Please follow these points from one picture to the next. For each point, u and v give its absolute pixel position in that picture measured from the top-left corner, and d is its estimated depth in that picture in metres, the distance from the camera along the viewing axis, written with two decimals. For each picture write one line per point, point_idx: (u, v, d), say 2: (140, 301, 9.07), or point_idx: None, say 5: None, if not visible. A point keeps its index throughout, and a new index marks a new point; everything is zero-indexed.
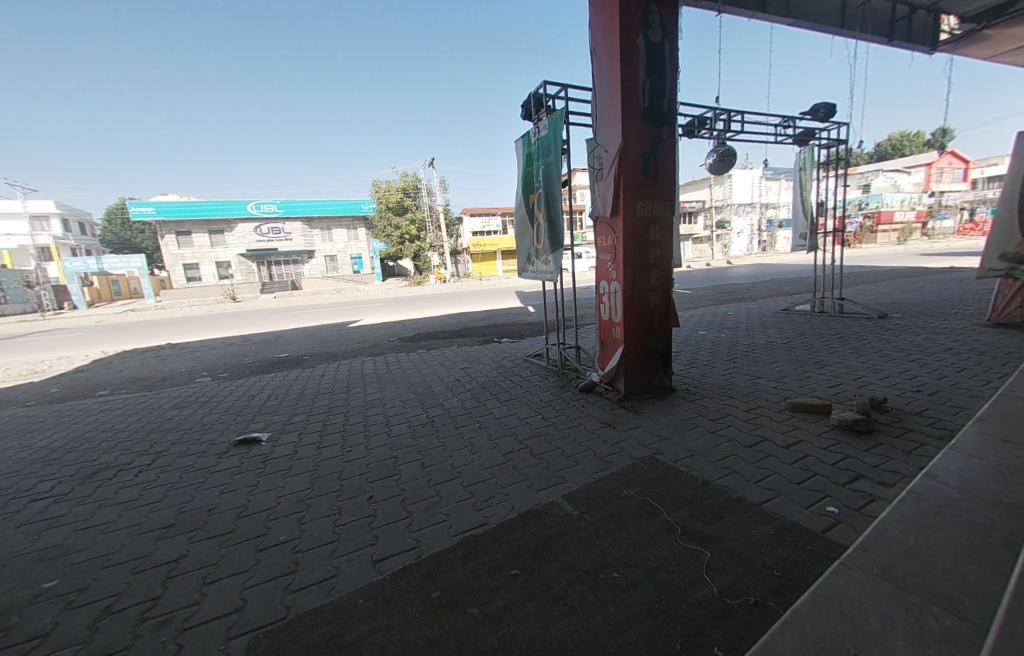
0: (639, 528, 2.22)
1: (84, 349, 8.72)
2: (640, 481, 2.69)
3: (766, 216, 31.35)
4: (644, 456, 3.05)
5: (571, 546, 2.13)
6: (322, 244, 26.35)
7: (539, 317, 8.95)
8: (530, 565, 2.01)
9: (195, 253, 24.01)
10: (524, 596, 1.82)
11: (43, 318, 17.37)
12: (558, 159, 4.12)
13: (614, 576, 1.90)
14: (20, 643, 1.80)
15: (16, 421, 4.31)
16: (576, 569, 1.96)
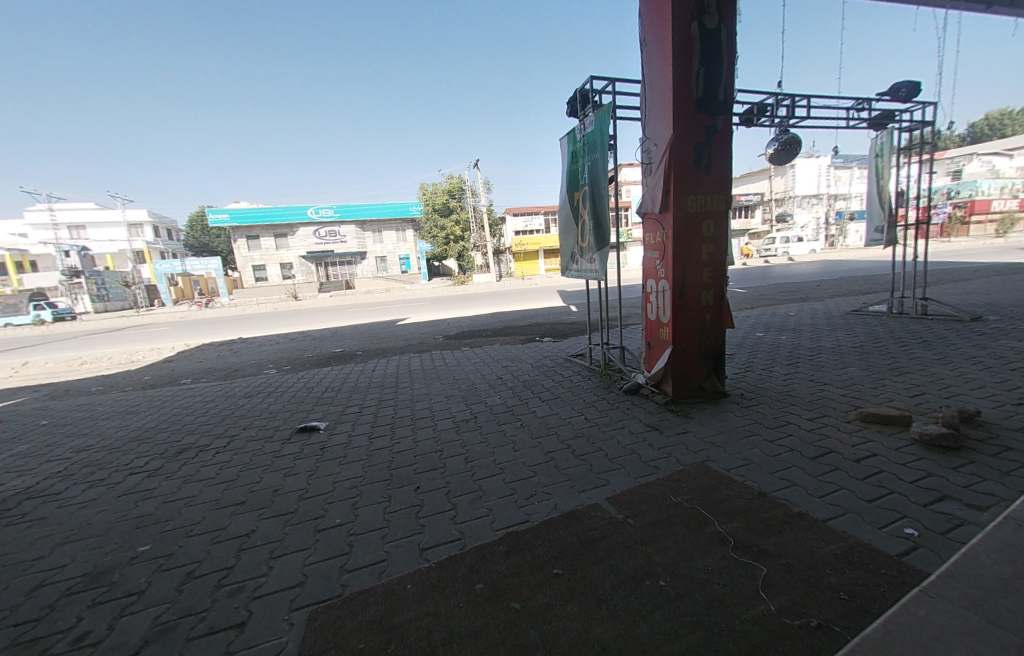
0: (687, 537, 2.15)
1: (171, 342, 9.84)
2: (689, 489, 2.58)
3: (835, 208, 28.83)
4: (694, 462, 2.93)
5: (616, 550, 2.09)
6: (375, 246, 27.65)
7: (583, 317, 8.81)
8: (573, 565, 2.01)
9: (263, 256, 26.13)
10: (566, 596, 1.82)
11: (136, 313, 19.68)
12: (604, 156, 4.04)
13: (660, 584, 1.85)
14: (121, 597, 2.08)
15: (117, 403, 4.95)
16: (620, 574, 1.93)
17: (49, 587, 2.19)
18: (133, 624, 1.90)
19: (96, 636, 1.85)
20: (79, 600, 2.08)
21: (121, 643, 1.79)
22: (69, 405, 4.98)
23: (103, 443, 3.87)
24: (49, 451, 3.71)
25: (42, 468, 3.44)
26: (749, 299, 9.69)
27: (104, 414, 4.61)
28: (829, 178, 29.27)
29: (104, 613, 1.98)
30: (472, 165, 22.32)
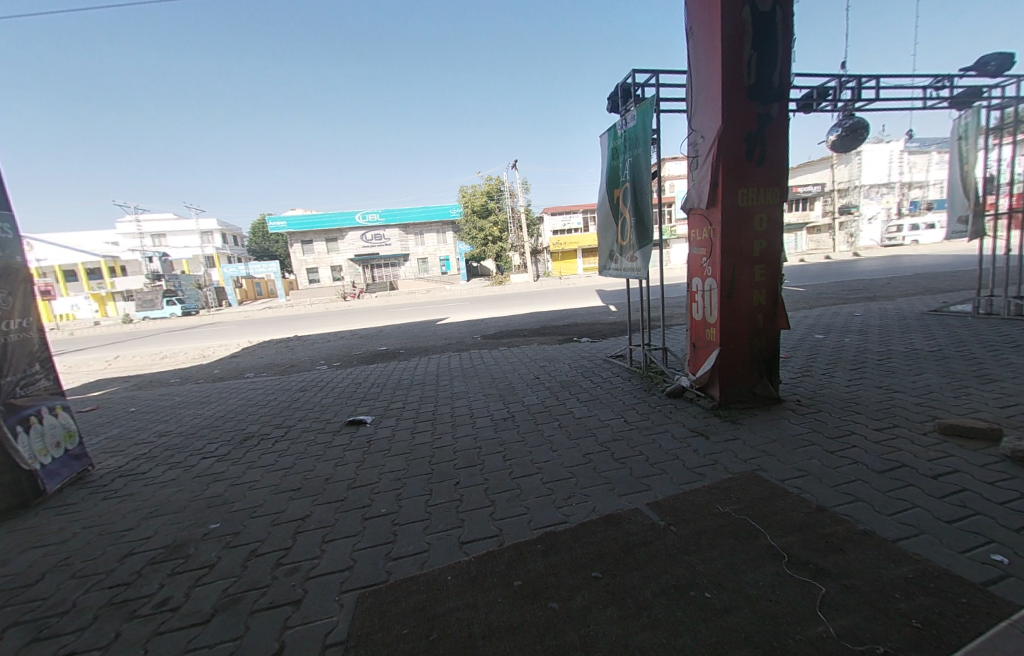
0: (736, 550, 2.05)
1: (233, 339, 10.78)
2: (737, 499, 2.47)
3: (910, 197, 26.08)
4: (743, 471, 2.79)
5: (658, 557, 2.04)
6: (416, 248, 28.44)
7: (622, 316, 8.62)
8: (612, 570, 1.98)
9: (315, 259, 27.84)
10: (605, 600, 1.81)
11: (206, 313, 21.64)
12: (646, 152, 3.93)
13: (705, 595, 1.78)
14: (195, 569, 2.32)
15: (191, 393, 5.50)
16: (662, 582, 1.88)
17: (137, 555, 2.48)
18: (205, 594, 2.11)
19: (175, 602, 2.08)
20: (161, 569, 2.34)
21: (196, 609, 2.01)
22: (151, 394, 5.60)
23: (180, 429, 4.31)
24: (137, 435, 4.20)
25: (131, 450, 3.90)
26: (806, 297, 9.02)
27: (181, 403, 5.14)
28: (903, 163, 26.57)
29: (181, 582, 2.22)
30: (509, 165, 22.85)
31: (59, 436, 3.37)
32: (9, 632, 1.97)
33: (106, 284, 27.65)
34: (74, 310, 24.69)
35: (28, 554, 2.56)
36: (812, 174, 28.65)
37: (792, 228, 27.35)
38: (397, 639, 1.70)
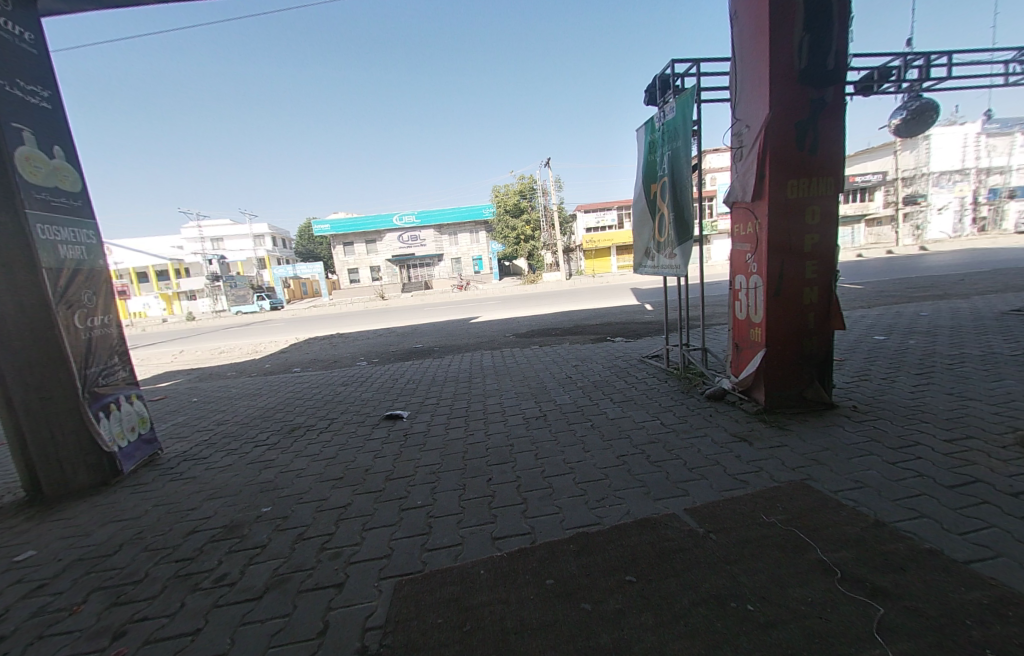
0: (782, 562, 1.95)
1: (277, 337, 11.46)
2: (784, 510, 2.34)
3: (990, 183, 23.42)
4: (790, 480, 2.64)
5: (696, 565, 1.98)
6: (450, 248, 28.97)
7: (659, 316, 8.36)
8: (647, 575, 1.94)
9: (355, 260, 28.99)
10: (640, 606, 1.78)
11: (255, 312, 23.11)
12: (686, 144, 3.80)
13: (748, 608, 1.71)
14: (249, 548, 2.50)
15: (243, 386, 5.91)
16: (700, 591, 1.82)
17: (199, 533, 2.72)
18: (258, 572, 2.28)
19: (232, 577, 2.26)
20: (220, 546, 2.55)
21: (249, 586, 2.17)
22: (208, 386, 6.07)
23: (236, 419, 4.66)
24: (199, 423, 4.58)
25: (194, 437, 4.25)
26: (862, 295, 8.36)
27: (235, 394, 5.54)
28: (980, 146, 23.97)
29: (237, 560, 2.41)
30: (541, 159, 23.93)
31: (134, 421, 3.74)
32: (94, 595, 2.23)
33: (173, 285, 30.12)
34: (145, 309, 27.09)
35: (110, 527, 2.86)
36: (871, 161, 26.44)
37: (847, 221, 25.41)
38: (432, 628, 1.77)
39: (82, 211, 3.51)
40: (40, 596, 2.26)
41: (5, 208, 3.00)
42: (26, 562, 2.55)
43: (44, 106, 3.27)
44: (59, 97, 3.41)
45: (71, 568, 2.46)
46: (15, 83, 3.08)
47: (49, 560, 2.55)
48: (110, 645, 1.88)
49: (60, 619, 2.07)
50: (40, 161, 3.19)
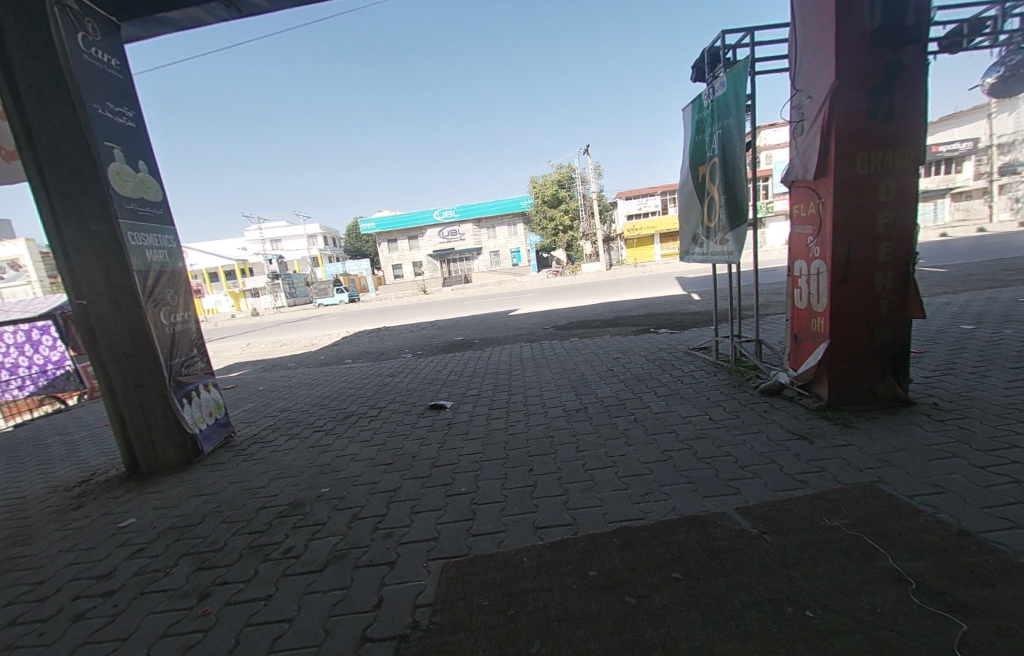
0: (846, 569, 1.81)
1: (325, 332, 12.19)
2: (849, 514, 2.17)
3: None
4: (856, 482, 2.44)
5: (748, 567, 1.89)
6: (489, 242, 29.16)
7: (707, 306, 7.95)
8: (695, 573, 1.89)
9: (399, 256, 29.98)
10: (687, 603, 1.74)
11: (308, 308, 24.58)
12: (739, 121, 3.54)
13: (806, 614, 1.62)
14: (311, 524, 2.73)
15: (299, 376, 6.36)
16: (753, 593, 1.74)
17: (269, 509, 2.99)
18: (320, 546, 2.49)
19: (297, 551, 2.48)
20: (287, 522, 2.80)
21: (312, 559, 2.37)
22: (269, 377, 6.60)
23: (295, 406, 5.04)
24: (264, 410, 5.00)
25: (260, 422, 4.66)
26: (945, 279, 7.44)
27: (293, 384, 5.98)
28: None
29: (301, 535, 2.63)
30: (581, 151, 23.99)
31: (211, 407, 4.16)
32: (184, 559, 2.54)
33: (240, 283, 32.72)
34: (217, 306, 29.21)
35: (194, 500, 3.23)
36: (960, 126, 23.23)
37: (929, 195, 22.63)
38: (478, 609, 1.84)
39: (163, 218, 3.90)
40: (141, 557, 2.60)
41: (103, 219, 3.42)
42: (129, 528, 2.94)
43: (129, 125, 3.66)
44: (141, 116, 3.79)
45: (165, 535, 2.81)
46: (105, 106, 3.45)
47: (149, 527, 2.93)
48: (198, 604, 2.14)
49: (158, 578, 2.38)
50: (129, 175, 3.59)
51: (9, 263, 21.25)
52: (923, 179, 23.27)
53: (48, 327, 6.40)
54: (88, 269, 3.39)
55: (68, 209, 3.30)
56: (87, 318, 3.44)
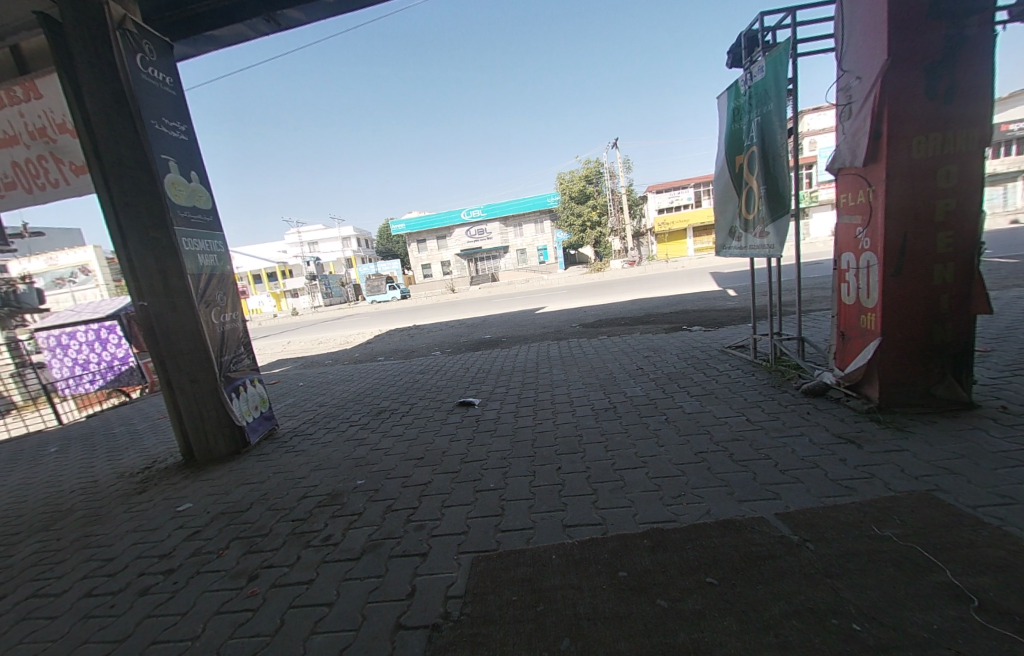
0: (898, 582, 1.70)
1: (357, 330, 12.60)
2: (901, 524, 2.03)
3: None
4: (909, 490, 2.28)
5: (789, 576, 1.81)
6: (515, 240, 29.13)
7: (743, 302, 7.61)
8: (730, 579, 1.84)
9: (427, 256, 30.49)
10: (721, 609, 1.69)
11: (341, 308, 25.47)
12: (779, 107, 3.36)
13: (851, 626, 1.53)
14: (348, 515, 2.85)
15: (335, 373, 6.63)
16: (793, 603, 1.67)
17: (309, 498, 3.16)
18: (356, 535, 2.60)
19: (335, 539, 2.60)
20: (326, 511, 2.94)
21: (349, 547, 2.48)
22: (307, 373, 6.92)
23: (332, 402, 5.26)
24: (303, 405, 5.25)
25: (300, 417, 4.90)
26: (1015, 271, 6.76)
27: (329, 381, 6.24)
28: None
29: (339, 524, 2.76)
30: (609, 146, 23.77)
31: (257, 401, 4.41)
32: (234, 542, 2.72)
33: (281, 284, 34.36)
34: (260, 307, 30.84)
35: (243, 488, 3.45)
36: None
37: (997, 178, 20.59)
38: (507, 604, 1.87)
39: (213, 224, 4.15)
40: (197, 539, 2.82)
41: (160, 226, 3.69)
42: (186, 513, 3.19)
43: (183, 138, 3.92)
44: (192, 129, 4.04)
45: (217, 520, 3.03)
46: (161, 121, 3.71)
47: (203, 512, 3.16)
48: (247, 585, 2.29)
49: (211, 559, 2.57)
50: (182, 185, 3.85)
51: (80, 269, 23.31)
52: (990, 161, 21.22)
53: (114, 327, 6.99)
54: (149, 273, 3.69)
55: (131, 218, 3.62)
56: (149, 319, 3.77)
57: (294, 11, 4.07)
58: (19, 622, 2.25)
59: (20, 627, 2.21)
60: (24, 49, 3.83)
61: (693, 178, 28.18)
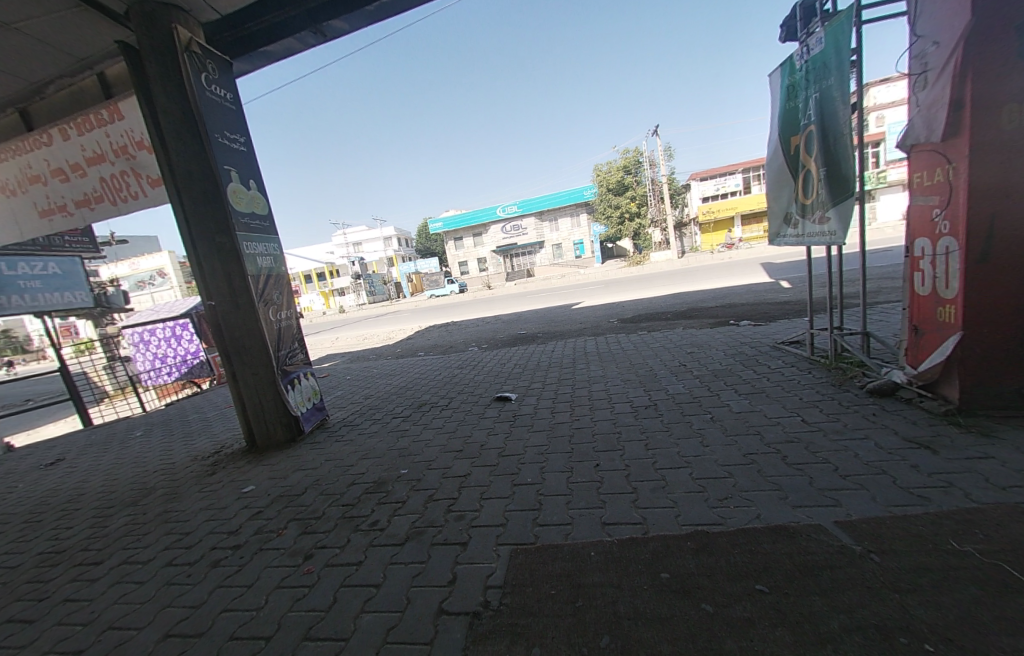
0: (980, 603, 1.54)
1: (399, 326, 13.07)
2: (985, 539, 1.83)
3: None
4: (995, 503, 2.04)
5: (850, 589, 1.68)
6: (551, 235, 28.82)
7: (797, 295, 7.09)
8: (782, 587, 1.74)
9: (465, 253, 30.91)
10: (772, 618, 1.61)
11: (382, 306, 26.46)
12: (841, 80, 3.08)
13: (923, 646, 1.41)
14: (392, 502, 2.98)
15: (377, 368, 6.93)
16: (854, 617, 1.56)
17: (358, 485, 3.33)
18: (400, 522, 2.72)
19: (381, 524, 2.74)
20: (373, 498, 3.10)
21: (394, 533, 2.60)
22: (352, 367, 7.28)
23: (376, 395, 5.50)
24: (350, 397, 5.53)
25: (348, 408, 5.17)
26: None
27: (372, 375, 6.54)
28: None
29: (384, 510, 2.90)
30: (651, 134, 22.81)
31: (310, 393, 4.70)
32: (292, 523, 2.94)
33: (329, 283, 36.18)
34: (310, 305, 32.66)
35: (298, 474, 3.71)
36: None
37: None
38: (546, 597, 1.88)
39: (270, 229, 4.44)
40: (260, 519, 3.07)
41: (225, 232, 4.01)
42: (250, 494, 3.47)
43: (243, 149, 4.21)
44: (250, 140, 4.33)
45: (276, 502, 3.27)
46: (224, 134, 4.00)
47: (264, 495, 3.43)
48: (303, 563, 2.47)
49: (272, 538, 2.79)
50: (243, 192, 4.12)
51: (157, 272, 25.87)
52: None
53: None
54: (215, 275, 4.02)
55: (201, 225, 3.96)
56: (216, 316, 4.13)
57: (339, 21, 4.25)
58: (115, 584, 2.56)
59: (116, 589, 2.52)
60: (109, 75, 4.27)
61: (743, 162, 26.48)
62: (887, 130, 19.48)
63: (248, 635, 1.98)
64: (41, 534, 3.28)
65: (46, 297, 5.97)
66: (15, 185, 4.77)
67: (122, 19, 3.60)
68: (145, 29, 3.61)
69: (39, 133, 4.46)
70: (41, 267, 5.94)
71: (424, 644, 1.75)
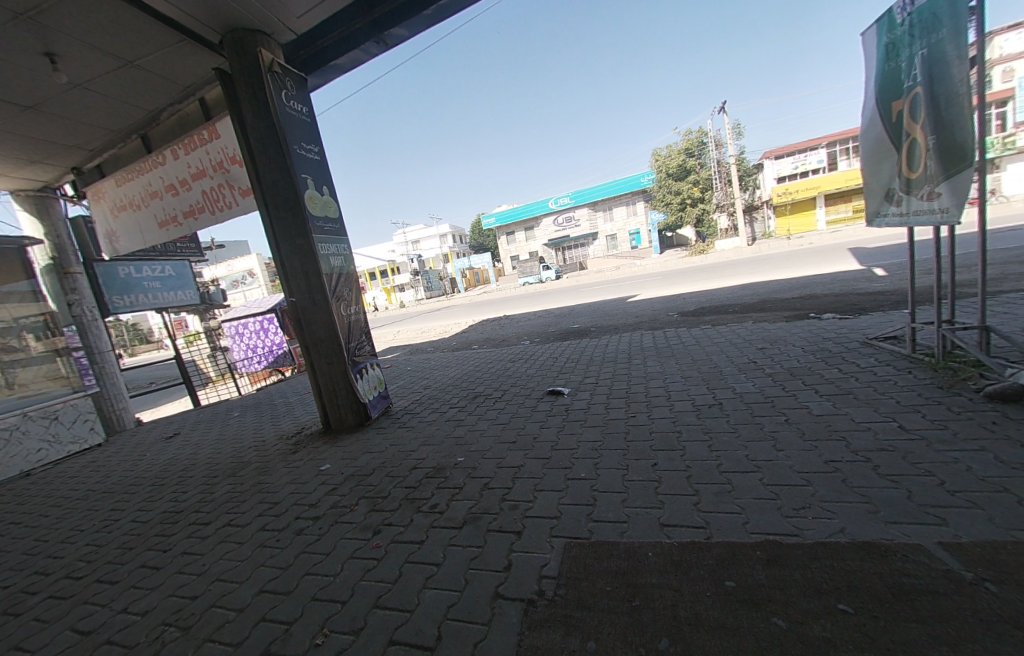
0: None
1: (452, 321, 13.48)
2: None
3: None
4: None
5: (957, 620, 1.47)
6: (605, 226, 27.91)
7: (889, 284, 6.22)
8: (871, 608, 1.56)
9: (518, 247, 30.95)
10: (856, 642, 1.46)
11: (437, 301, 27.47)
12: (955, 33, 2.61)
13: None
14: (450, 488, 3.11)
15: (434, 360, 7.24)
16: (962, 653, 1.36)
17: (419, 470, 3.52)
18: (458, 507, 2.83)
19: (440, 508, 2.88)
20: (433, 483, 3.25)
21: (452, 517, 2.72)
22: (412, 359, 7.68)
23: (434, 385, 5.76)
24: (411, 387, 5.84)
25: (410, 397, 5.47)
26: None
27: (430, 366, 6.84)
28: None
29: (443, 495, 3.04)
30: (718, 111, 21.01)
31: (376, 382, 5.02)
32: (362, 501, 3.19)
33: (391, 280, 38.21)
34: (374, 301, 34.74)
35: (366, 456, 4.00)
36: None
37: None
38: (601, 593, 1.86)
39: (341, 231, 4.79)
40: (335, 495, 3.37)
41: (304, 235, 4.39)
42: (326, 472, 3.82)
43: (317, 158, 4.57)
44: (323, 149, 4.68)
45: (348, 481, 3.57)
46: (301, 145, 4.36)
47: (338, 473, 3.75)
48: (372, 537, 2.68)
49: (346, 513, 3.06)
50: (318, 198, 4.49)
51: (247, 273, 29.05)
52: None
53: None
54: (296, 273, 4.42)
55: (284, 229, 4.37)
56: (298, 311, 4.55)
57: (401, 28, 4.43)
58: (221, 542, 2.97)
59: (223, 546, 2.92)
60: (208, 98, 4.82)
61: (825, 136, 23.47)
62: (1017, 85, 16.18)
63: (327, 598, 2.19)
64: (164, 496, 3.88)
65: (163, 296, 6.99)
66: (140, 200, 5.58)
67: (218, 47, 4.04)
68: (236, 52, 4.01)
69: (155, 155, 5.20)
70: (160, 270, 6.97)
71: (481, 625, 1.82)
